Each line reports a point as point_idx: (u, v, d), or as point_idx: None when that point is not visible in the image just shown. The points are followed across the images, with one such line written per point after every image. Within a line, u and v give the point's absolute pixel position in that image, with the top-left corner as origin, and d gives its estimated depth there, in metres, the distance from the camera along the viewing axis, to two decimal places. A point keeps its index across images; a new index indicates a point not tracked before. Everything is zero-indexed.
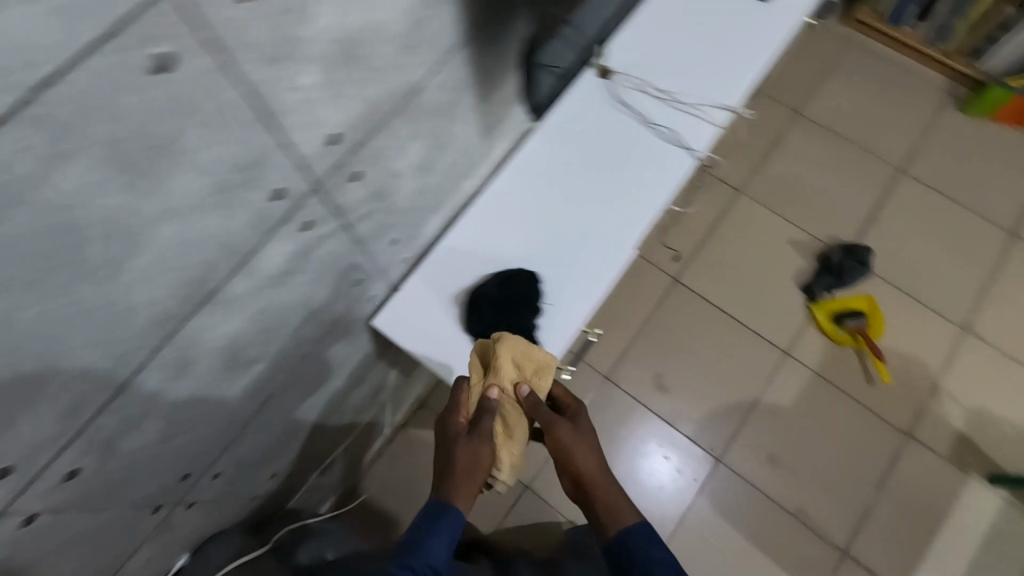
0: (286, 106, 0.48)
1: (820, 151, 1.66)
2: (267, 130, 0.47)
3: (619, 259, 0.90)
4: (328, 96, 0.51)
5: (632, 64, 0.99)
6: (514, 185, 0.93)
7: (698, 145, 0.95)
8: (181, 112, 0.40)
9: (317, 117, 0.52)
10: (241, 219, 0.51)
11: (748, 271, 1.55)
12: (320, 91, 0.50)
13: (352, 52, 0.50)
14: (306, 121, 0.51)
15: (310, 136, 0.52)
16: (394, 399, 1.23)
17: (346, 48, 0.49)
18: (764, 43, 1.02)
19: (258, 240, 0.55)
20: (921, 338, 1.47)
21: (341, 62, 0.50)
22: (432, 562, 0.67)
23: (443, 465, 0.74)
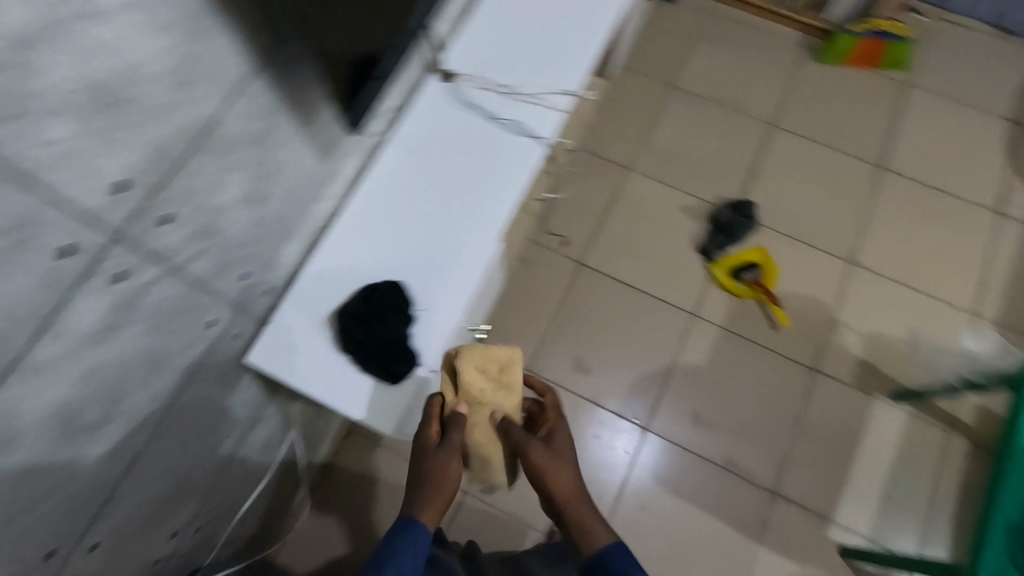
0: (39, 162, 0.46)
1: (696, 117, 1.73)
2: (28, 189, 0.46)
3: (482, 254, 0.92)
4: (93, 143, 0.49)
5: (472, 65, 1.01)
6: (370, 199, 0.93)
7: (544, 132, 0.99)
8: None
9: (89, 166, 0.50)
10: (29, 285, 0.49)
11: (646, 243, 1.60)
12: (82, 140, 0.49)
13: (108, 98, 0.49)
14: (75, 174, 0.49)
15: (89, 187, 0.51)
16: (308, 431, 1.22)
17: (99, 92, 0.48)
18: (595, 25, 1.06)
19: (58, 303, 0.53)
20: (812, 277, 1.56)
21: (97, 108, 0.49)
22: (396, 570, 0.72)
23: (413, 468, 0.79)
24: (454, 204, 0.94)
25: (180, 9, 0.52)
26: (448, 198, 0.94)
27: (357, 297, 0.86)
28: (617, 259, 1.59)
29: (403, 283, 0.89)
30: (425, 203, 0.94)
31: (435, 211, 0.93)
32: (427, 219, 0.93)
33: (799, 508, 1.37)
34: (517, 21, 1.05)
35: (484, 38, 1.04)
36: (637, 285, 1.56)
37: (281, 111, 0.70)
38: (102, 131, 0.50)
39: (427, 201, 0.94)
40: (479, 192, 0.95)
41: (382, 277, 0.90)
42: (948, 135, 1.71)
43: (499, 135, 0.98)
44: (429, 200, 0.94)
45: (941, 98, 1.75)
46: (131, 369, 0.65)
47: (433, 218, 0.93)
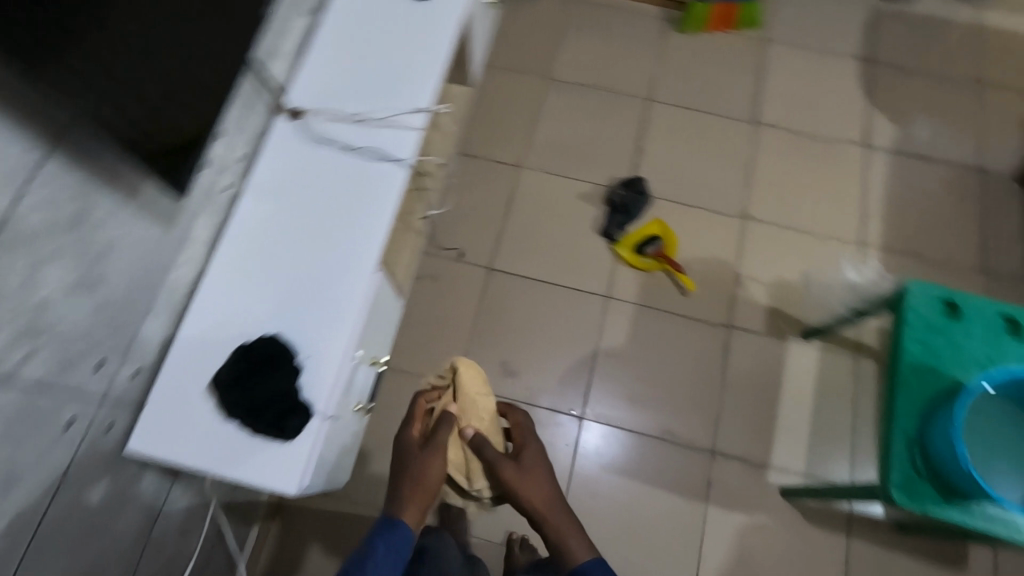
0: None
1: (576, 105, 1.76)
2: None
3: (360, 288, 0.90)
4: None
5: (317, 99, 0.99)
6: (232, 256, 0.90)
7: (402, 153, 0.97)
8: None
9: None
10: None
11: (551, 236, 1.62)
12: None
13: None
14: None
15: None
16: (234, 498, 1.17)
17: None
18: (437, 35, 1.05)
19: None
20: (710, 239, 1.62)
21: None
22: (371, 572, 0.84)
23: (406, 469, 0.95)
24: (321, 244, 0.92)
25: None
26: (315, 240, 0.92)
27: (232, 360, 0.84)
28: (525, 258, 1.60)
29: (281, 335, 0.87)
30: (292, 248, 0.91)
31: (303, 255, 0.91)
32: (296, 265, 0.90)
33: (739, 460, 1.42)
34: (356, 45, 1.03)
35: (326, 68, 1.01)
36: (549, 279, 1.58)
37: (95, 183, 0.66)
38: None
39: (294, 247, 0.91)
40: (346, 226, 0.93)
41: (258, 333, 0.87)
42: (809, 80, 1.81)
43: (357, 164, 0.97)
44: (295, 245, 0.91)
45: (797, 47, 1.85)
46: None
47: (301, 263, 0.90)
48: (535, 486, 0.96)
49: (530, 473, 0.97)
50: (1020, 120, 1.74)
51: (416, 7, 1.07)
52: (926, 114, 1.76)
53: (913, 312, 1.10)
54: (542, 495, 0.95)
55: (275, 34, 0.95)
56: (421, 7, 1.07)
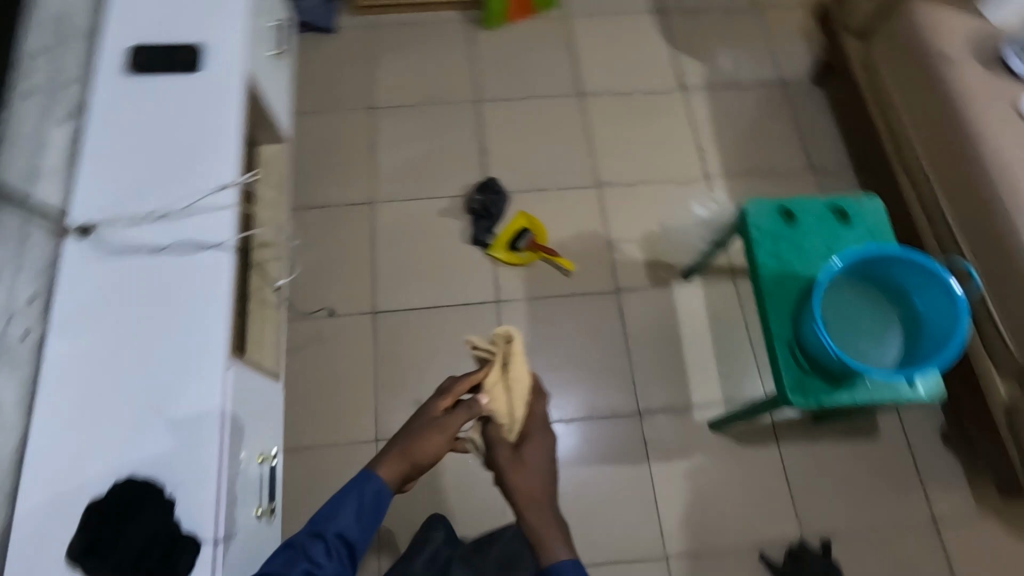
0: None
1: (408, 126, 1.75)
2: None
3: (213, 392, 0.82)
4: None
5: (108, 208, 0.90)
6: (54, 407, 0.81)
7: (221, 236, 0.90)
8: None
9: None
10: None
11: (424, 260, 1.60)
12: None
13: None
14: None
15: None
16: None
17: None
18: (217, 103, 0.99)
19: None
20: (576, 214, 1.67)
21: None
22: (339, 530, 0.90)
23: (412, 434, 0.93)
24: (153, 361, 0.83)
25: None
26: (144, 358, 0.83)
27: (84, 520, 0.74)
28: (406, 290, 1.56)
29: (134, 473, 0.78)
30: (121, 376, 0.82)
31: (135, 379, 0.82)
32: (131, 391, 0.82)
33: (664, 411, 1.48)
34: (130, 138, 0.95)
35: (102, 173, 0.93)
36: (435, 303, 1.56)
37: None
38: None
39: (123, 374, 0.83)
40: (176, 333, 0.85)
41: (108, 480, 0.78)
42: (618, 42, 1.91)
43: (169, 263, 0.88)
44: (124, 371, 0.83)
45: (598, 14, 1.94)
46: None
47: (136, 387, 0.82)
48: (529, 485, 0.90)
49: (526, 472, 0.91)
50: (800, 29, 1.93)
51: (186, 81, 1.00)
52: (723, 45, 1.91)
53: (758, 231, 1.19)
54: (530, 492, 0.90)
55: (28, 174, 0.92)
56: (191, 78, 1.00)
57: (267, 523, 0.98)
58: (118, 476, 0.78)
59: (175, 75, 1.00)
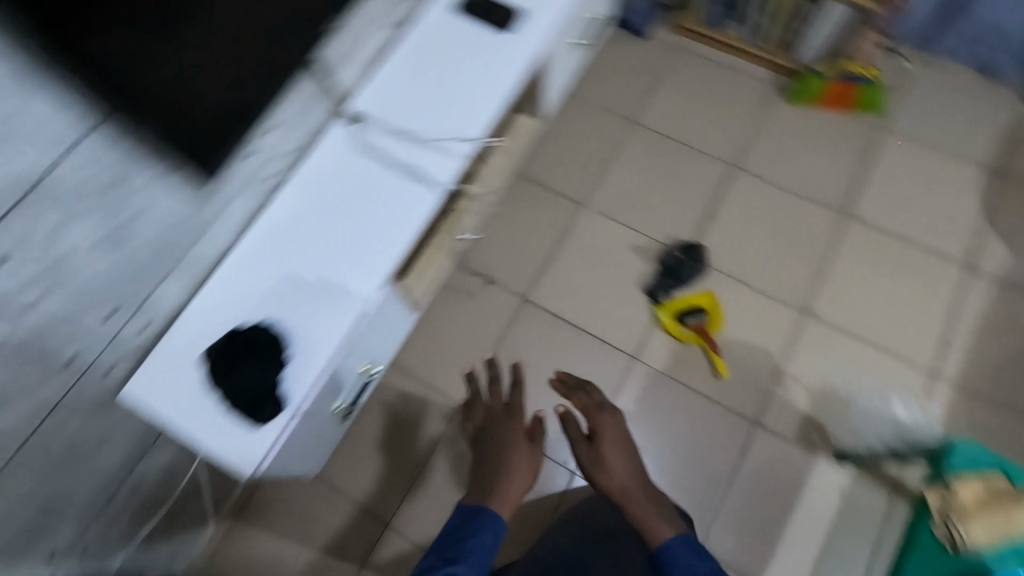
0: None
1: (654, 153, 1.72)
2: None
3: (364, 295, 0.93)
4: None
5: (379, 109, 1.04)
6: (256, 243, 0.95)
7: (443, 177, 1.00)
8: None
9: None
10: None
11: (593, 281, 1.57)
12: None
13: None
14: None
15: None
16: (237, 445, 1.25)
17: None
18: (517, 63, 1.06)
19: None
20: (764, 325, 1.49)
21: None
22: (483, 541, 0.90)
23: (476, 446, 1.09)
24: (374, 257, 0.95)
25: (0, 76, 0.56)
26: (360, 256, 0.95)
27: (238, 353, 0.86)
28: (561, 296, 1.56)
29: (320, 321, 0.91)
30: (334, 253, 0.95)
31: (355, 277, 0.93)
32: (341, 279, 0.93)
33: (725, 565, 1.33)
34: (434, 74, 1.06)
35: (400, 97, 1.05)
36: (576, 322, 1.54)
37: (123, 135, 0.70)
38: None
39: (342, 259, 0.94)
40: (394, 242, 0.96)
41: (290, 340, 0.90)
42: (924, 179, 1.64)
43: (407, 185, 0.99)
44: (343, 249, 0.95)
45: (919, 142, 1.68)
46: None
47: (346, 271, 0.93)
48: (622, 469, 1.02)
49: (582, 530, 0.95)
50: None
51: (508, 32, 1.08)
52: None
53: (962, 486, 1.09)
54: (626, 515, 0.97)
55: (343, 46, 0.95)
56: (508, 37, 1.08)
57: (339, 418, 1.12)
58: (306, 355, 0.90)
59: (475, 21, 1.09)
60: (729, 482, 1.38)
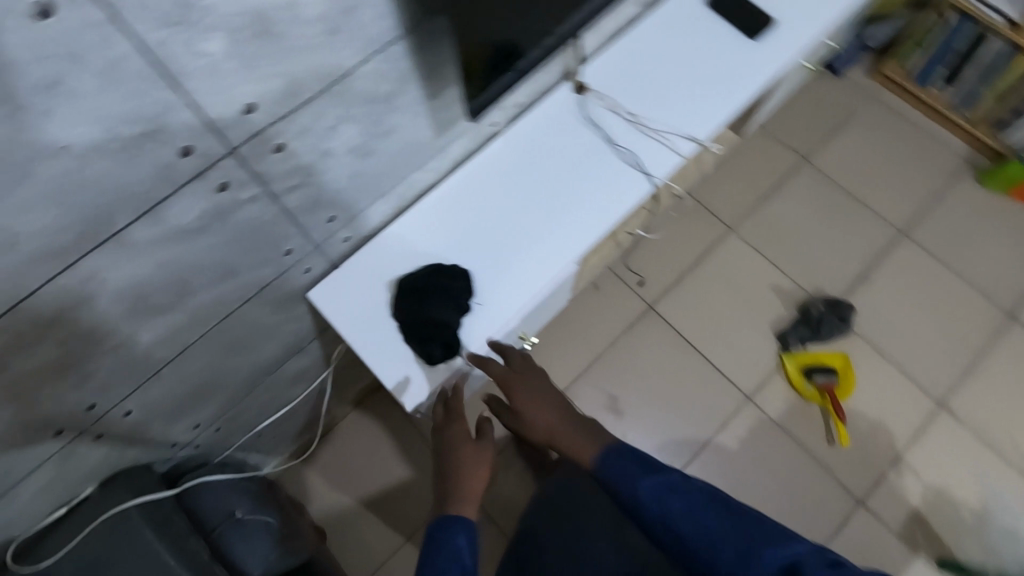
0: (82, 50, 0.44)
1: (820, 196, 1.62)
2: (16, 72, 0.42)
3: (553, 270, 0.91)
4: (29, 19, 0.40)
5: (609, 82, 1.00)
6: (463, 188, 0.94)
7: (657, 171, 0.95)
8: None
9: (77, 63, 0.44)
10: (17, 159, 0.46)
11: (726, 310, 1.51)
12: (96, 21, 0.43)
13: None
14: (81, 108, 0.47)
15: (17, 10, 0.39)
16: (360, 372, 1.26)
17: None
18: (760, 76, 1.00)
19: (17, 150, 0.46)
20: (894, 405, 1.41)
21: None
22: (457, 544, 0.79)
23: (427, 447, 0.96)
24: (572, 234, 0.92)
25: None
26: (559, 229, 0.93)
27: (430, 290, 0.86)
28: (688, 314, 1.51)
29: (507, 282, 0.90)
30: (535, 219, 0.93)
31: (549, 249, 0.92)
32: (536, 247, 0.92)
33: None
34: (673, 63, 1.01)
35: (635, 77, 1.00)
36: (698, 346, 1.48)
37: (417, 53, 0.70)
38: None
39: (540, 228, 0.93)
40: (595, 226, 0.93)
41: (475, 293, 0.89)
42: None
43: (621, 169, 0.95)
44: (544, 217, 0.93)
45: None
46: (205, 272, 0.70)
47: (542, 241, 0.92)
48: (544, 412, 0.94)
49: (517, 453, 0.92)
50: None
51: (758, 41, 1.02)
52: None
53: None
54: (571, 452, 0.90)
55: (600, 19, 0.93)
56: (754, 47, 1.02)
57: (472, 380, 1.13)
58: (488, 313, 0.89)
59: (728, 19, 1.04)
60: None
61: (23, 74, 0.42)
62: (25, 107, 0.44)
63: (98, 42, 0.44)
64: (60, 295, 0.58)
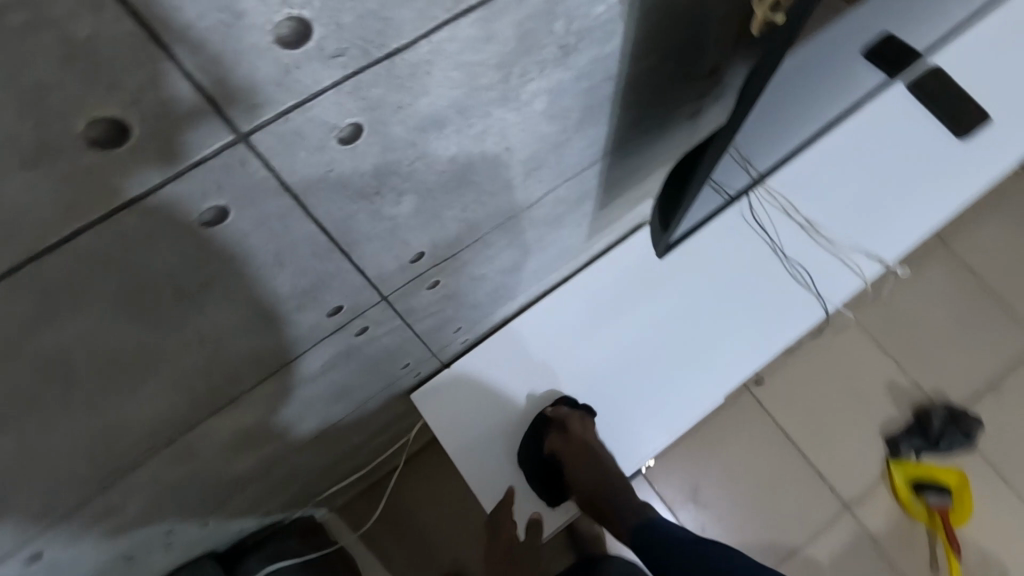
0: (255, 242, 0.31)
1: (956, 284, 1.41)
2: (166, 281, 0.29)
3: (700, 402, 0.78)
4: (199, 227, 0.27)
5: (782, 178, 0.84)
6: (599, 288, 0.80)
7: (831, 296, 0.80)
8: (28, 287, 0.24)
9: (243, 258, 0.31)
10: (144, 360, 0.34)
11: (832, 401, 1.34)
12: (276, 212, 0.30)
13: (373, 128, 0.29)
14: (232, 298, 0.34)
15: (186, 222, 0.26)
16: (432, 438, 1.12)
17: (397, 57, 0.26)
18: (964, 186, 0.84)
19: (146, 352, 0.34)
20: (1012, 538, 1.25)
21: (360, 130, 0.29)
22: None
23: None
24: (721, 361, 0.79)
25: (591, 102, 0.41)
26: (708, 353, 0.79)
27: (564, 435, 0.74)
28: (789, 400, 1.33)
29: (644, 412, 0.77)
30: (682, 338, 0.79)
31: (694, 377, 0.78)
32: (680, 372, 0.78)
33: None
34: (863, 164, 0.84)
35: (818, 178, 0.84)
36: (795, 439, 1.31)
37: (605, 169, 0.55)
38: (303, 182, 0.29)
39: (686, 350, 0.79)
40: (750, 353, 0.79)
41: (605, 421, 0.77)
42: None
43: (789, 288, 0.81)
44: (692, 337, 0.79)
45: None
46: (317, 402, 0.59)
47: (687, 366, 0.78)
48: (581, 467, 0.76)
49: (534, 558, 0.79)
50: None
51: (964, 142, 0.85)
52: None
53: None
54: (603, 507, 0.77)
55: (807, 129, 0.79)
56: (961, 152, 0.85)
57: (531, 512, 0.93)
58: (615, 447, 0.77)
59: (932, 110, 0.86)
60: None
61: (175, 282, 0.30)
62: (164, 311, 0.31)
63: (273, 233, 0.31)
64: (163, 459, 0.47)
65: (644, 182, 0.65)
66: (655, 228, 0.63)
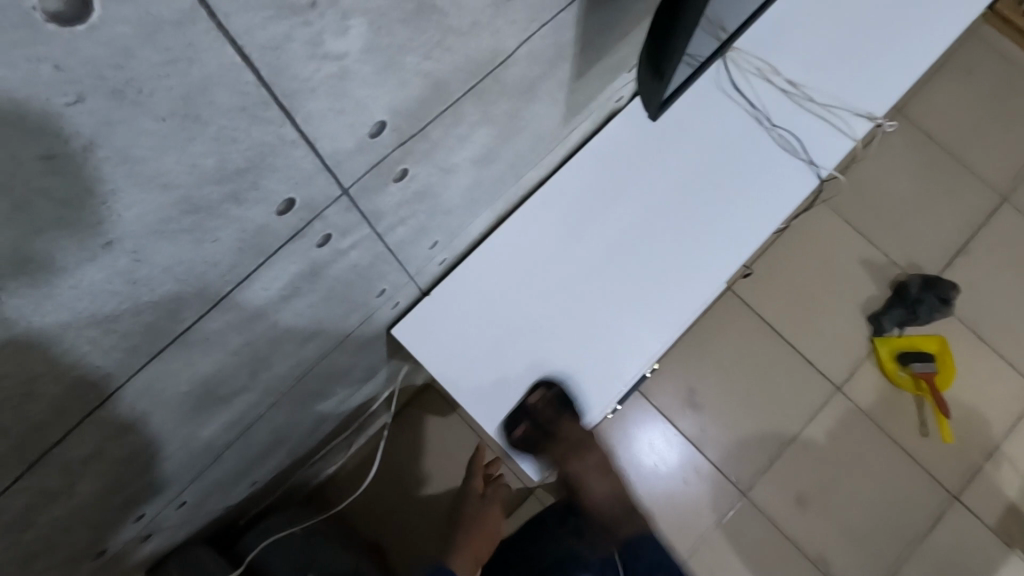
0: (149, 75, 0.22)
1: (920, 155, 1.40)
2: (26, 136, 0.20)
3: (706, 289, 0.71)
4: (54, 29, 0.18)
5: (756, 43, 0.78)
6: (580, 183, 0.73)
7: (822, 160, 0.75)
8: None
9: (138, 101, 0.22)
10: (34, 277, 0.25)
11: (815, 287, 1.33)
12: (171, 19, 0.21)
13: None
14: (140, 174, 0.25)
15: (22, 14, 0.17)
16: (421, 384, 1.05)
17: None
18: (939, 31, 0.79)
19: (33, 262, 0.24)
20: (992, 391, 1.29)
21: None
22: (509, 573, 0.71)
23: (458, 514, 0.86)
24: (721, 244, 0.73)
25: None
26: (703, 234, 0.73)
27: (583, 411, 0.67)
28: (773, 293, 1.32)
29: (646, 312, 0.70)
30: (677, 226, 0.73)
31: (694, 266, 0.72)
32: (678, 261, 0.72)
33: None
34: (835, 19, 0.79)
35: (792, 40, 0.79)
36: (783, 331, 1.30)
37: (581, 19, 0.47)
38: None
39: (682, 239, 0.72)
40: (749, 233, 0.73)
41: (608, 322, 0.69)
42: None
43: (778, 157, 0.75)
44: (687, 223, 0.73)
45: None
46: (287, 342, 0.50)
47: (686, 256, 0.72)
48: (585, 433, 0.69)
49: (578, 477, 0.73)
50: None
51: None
52: None
53: None
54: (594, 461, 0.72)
55: None
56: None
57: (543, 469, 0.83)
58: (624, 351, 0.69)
59: None
60: (913, 551, 1.19)
61: (42, 137, 0.21)
62: (41, 191, 0.22)
63: (175, 61, 0.22)
64: (107, 424, 0.38)
65: (620, 42, 0.58)
66: (644, 92, 0.58)
